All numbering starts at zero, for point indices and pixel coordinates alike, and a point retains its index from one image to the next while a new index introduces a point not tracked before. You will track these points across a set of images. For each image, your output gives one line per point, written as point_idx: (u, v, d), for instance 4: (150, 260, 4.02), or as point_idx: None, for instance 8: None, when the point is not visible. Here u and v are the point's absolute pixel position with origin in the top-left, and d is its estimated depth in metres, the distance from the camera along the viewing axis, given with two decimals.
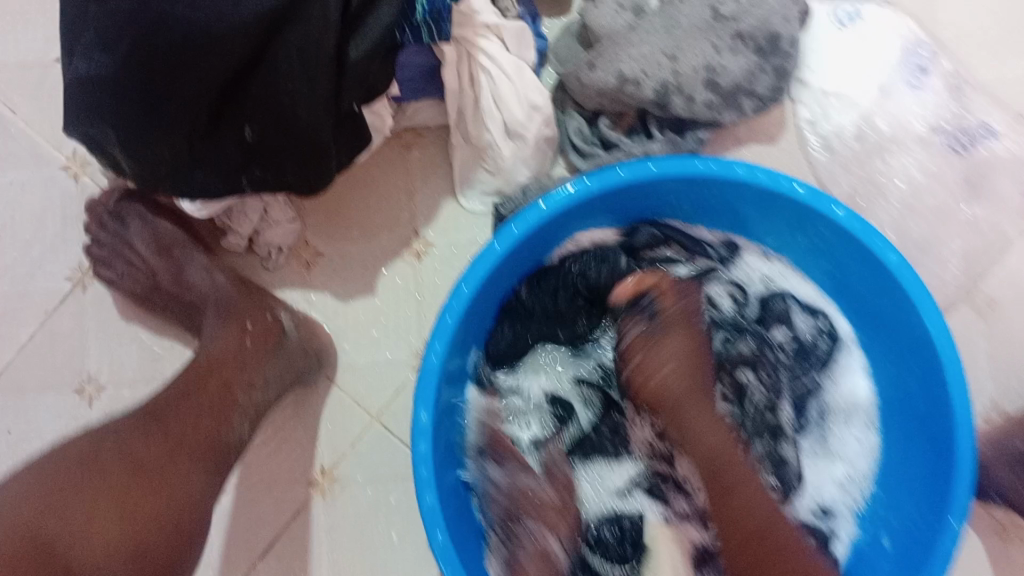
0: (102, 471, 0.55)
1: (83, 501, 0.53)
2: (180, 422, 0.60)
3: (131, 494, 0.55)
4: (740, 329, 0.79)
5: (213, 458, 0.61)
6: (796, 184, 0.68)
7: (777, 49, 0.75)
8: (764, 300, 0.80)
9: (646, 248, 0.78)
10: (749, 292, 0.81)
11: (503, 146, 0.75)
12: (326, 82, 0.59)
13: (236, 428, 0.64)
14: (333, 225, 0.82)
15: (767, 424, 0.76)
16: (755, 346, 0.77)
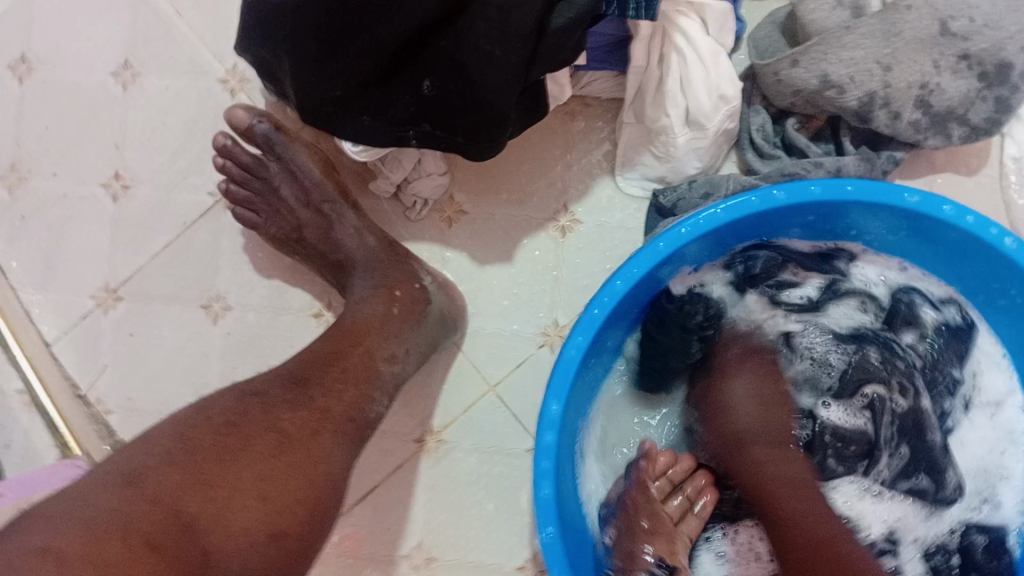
0: (249, 436, 0.54)
1: (232, 467, 0.52)
2: (326, 391, 0.59)
3: (275, 475, 0.53)
4: (863, 338, 0.73)
5: (350, 438, 0.59)
6: (1004, 235, 0.59)
7: (1004, 78, 0.66)
8: (890, 302, 0.72)
9: (762, 277, 0.73)
10: (875, 299, 0.72)
11: (679, 133, 0.70)
12: (521, 51, 0.55)
13: (376, 403, 0.62)
14: (482, 185, 0.78)
15: (903, 437, 0.70)
16: (879, 355, 0.72)
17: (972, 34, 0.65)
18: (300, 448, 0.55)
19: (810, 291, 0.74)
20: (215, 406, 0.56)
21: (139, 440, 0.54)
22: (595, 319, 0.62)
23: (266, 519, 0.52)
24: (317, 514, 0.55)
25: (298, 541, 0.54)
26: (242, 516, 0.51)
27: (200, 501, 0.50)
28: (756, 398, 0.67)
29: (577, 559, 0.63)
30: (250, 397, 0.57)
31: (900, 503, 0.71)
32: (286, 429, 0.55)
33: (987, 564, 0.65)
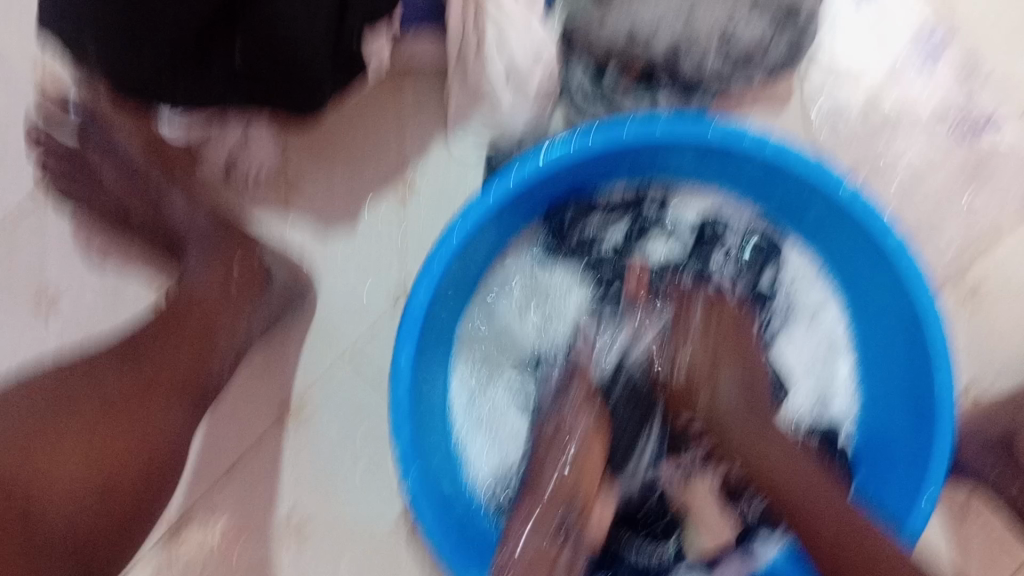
0: (72, 399, 0.54)
1: (55, 426, 0.52)
2: (158, 361, 0.59)
3: (103, 436, 0.54)
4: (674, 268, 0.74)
5: (187, 401, 0.61)
6: (805, 155, 0.64)
7: (794, 22, 0.73)
8: (698, 228, 0.75)
9: (573, 229, 0.74)
10: (683, 229, 0.75)
11: (502, 94, 0.72)
12: (327, 19, 0.57)
13: (216, 370, 0.64)
14: (318, 154, 0.77)
15: None
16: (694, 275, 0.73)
17: None
18: (126, 408, 0.56)
19: (619, 229, 0.75)
20: (36, 378, 0.56)
21: None
22: (437, 271, 0.62)
23: (92, 482, 0.52)
24: (149, 474, 0.56)
25: (129, 498, 0.55)
26: (68, 476, 0.51)
27: (22, 464, 0.50)
28: (743, 410, 0.65)
29: (441, 505, 0.63)
30: (72, 367, 0.57)
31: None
32: (111, 395, 0.56)
33: (822, 462, 0.70)
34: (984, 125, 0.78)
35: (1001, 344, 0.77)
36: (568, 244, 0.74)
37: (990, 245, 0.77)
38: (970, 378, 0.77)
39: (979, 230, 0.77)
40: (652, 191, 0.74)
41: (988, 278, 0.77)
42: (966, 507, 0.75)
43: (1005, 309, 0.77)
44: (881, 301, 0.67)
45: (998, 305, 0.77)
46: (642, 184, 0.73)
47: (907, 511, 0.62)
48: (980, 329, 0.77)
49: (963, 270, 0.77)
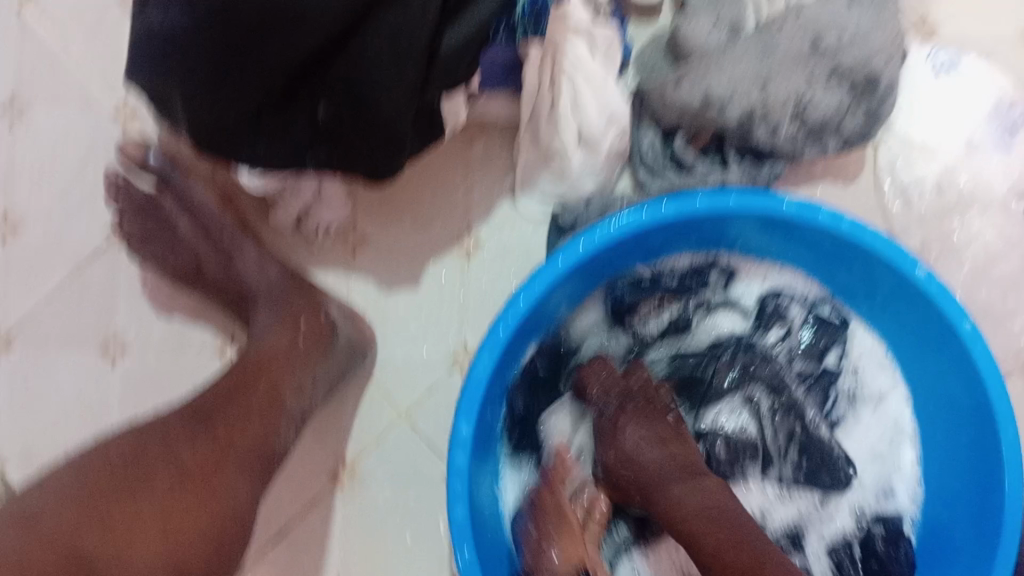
0: (152, 471, 0.57)
1: (140, 499, 0.56)
2: (228, 422, 0.61)
3: (177, 510, 0.56)
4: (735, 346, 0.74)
5: (258, 468, 0.62)
6: (878, 235, 0.63)
7: (872, 90, 0.72)
8: (761, 304, 0.74)
9: (631, 309, 0.74)
10: (745, 305, 0.75)
11: (573, 155, 0.72)
12: (413, 75, 0.57)
13: (283, 434, 0.64)
14: (384, 211, 0.78)
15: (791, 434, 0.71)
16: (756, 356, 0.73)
17: (840, 48, 0.70)
18: (201, 484, 0.58)
19: (680, 303, 0.74)
20: (112, 448, 0.59)
21: (33, 487, 0.56)
22: (500, 339, 0.63)
23: (167, 557, 0.55)
24: (222, 545, 0.58)
25: (203, 562, 0.57)
26: (143, 551, 0.54)
27: (96, 541, 0.53)
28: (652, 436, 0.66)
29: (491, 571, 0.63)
30: (150, 433, 0.60)
31: (802, 501, 0.71)
32: (185, 462, 0.58)
33: (884, 552, 0.68)
34: None
35: None
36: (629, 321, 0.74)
37: None
38: None
39: None
40: (715, 267, 0.73)
41: None
42: None
43: None
44: (950, 383, 0.66)
45: None
46: (705, 261, 0.73)
47: None
48: None
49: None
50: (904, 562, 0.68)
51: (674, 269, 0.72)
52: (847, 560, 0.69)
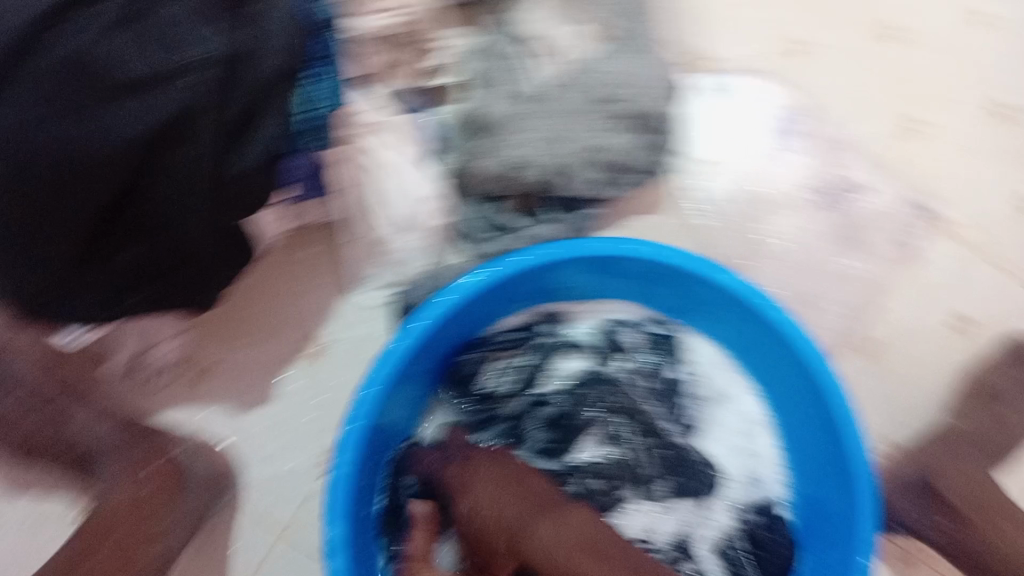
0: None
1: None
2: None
3: None
4: (583, 382, 0.76)
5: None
6: (684, 254, 0.66)
7: (649, 127, 0.76)
8: (595, 337, 0.76)
9: (473, 378, 0.74)
10: (581, 341, 0.76)
11: (392, 240, 0.75)
12: (205, 203, 0.57)
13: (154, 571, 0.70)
14: (219, 336, 0.77)
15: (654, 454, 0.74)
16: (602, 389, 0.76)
17: (614, 97, 0.73)
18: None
19: (518, 356, 0.75)
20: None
21: None
22: (354, 436, 0.62)
23: None
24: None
25: None
26: None
27: None
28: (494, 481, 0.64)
29: None
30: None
31: (681, 510, 0.74)
32: None
33: (762, 538, 0.72)
34: (847, 190, 0.82)
35: (904, 389, 0.84)
36: (473, 390, 0.74)
37: (874, 304, 0.83)
38: (885, 425, 0.84)
39: (860, 289, 0.83)
40: (541, 317, 0.75)
41: (878, 335, 0.84)
42: (905, 547, 0.83)
43: (902, 358, 0.84)
44: (784, 371, 0.69)
45: (892, 356, 0.84)
46: (534, 312, 0.74)
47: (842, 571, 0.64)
48: (885, 378, 0.84)
49: (855, 331, 0.83)
50: (784, 545, 0.71)
51: (503, 329, 0.74)
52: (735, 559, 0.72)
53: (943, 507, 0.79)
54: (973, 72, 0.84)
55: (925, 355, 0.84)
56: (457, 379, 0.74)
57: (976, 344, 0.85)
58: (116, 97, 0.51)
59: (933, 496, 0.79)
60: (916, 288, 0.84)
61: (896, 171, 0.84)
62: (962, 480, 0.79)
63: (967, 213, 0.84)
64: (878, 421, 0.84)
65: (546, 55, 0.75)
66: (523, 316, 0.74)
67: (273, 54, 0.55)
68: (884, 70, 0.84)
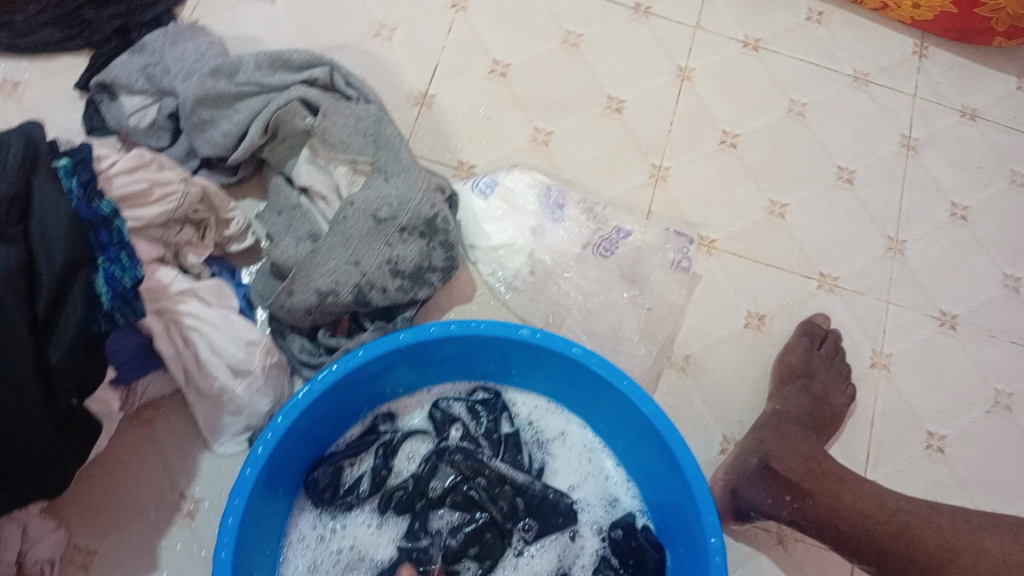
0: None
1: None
2: None
3: None
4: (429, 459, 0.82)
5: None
6: (481, 323, 0.77)
7: (436, 228, 0.88)
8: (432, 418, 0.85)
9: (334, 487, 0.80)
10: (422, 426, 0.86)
11: (236, 385, 0.82)
12: (35, 390, 0.65)
13: None
14: (99, 521, 0.82)
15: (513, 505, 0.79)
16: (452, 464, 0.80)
17: (396, 212, 0.86)
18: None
19: (366, 459, 0.83)
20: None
21: None
22: (225, 561, 0.68)
23: None
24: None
25: None
26: None
27: None
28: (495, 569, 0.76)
29: None
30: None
31: (556, 549, 0.80)
32: None
33: (632, 546, 0.78)
34: (619, 237, 0.96)
35: (729, 388, 0.93)
36: (337, 496, 0.80)
37: (676, 323, 0.95)
38: (724, 426, 0.92)
39: (661, 314, 0.94)
40: (381, 417, 0.85)
41: (691, 348, 0.94)
42: (779, 531, 0.88)
43: (716, 363, 0.94)
44: (602, 396, 0.80)
45: (709, 364, 0.93)
46: (372, 414, 0.84)
47: (702, 553, 0.72)
48: (707, 386, 0.93)
49: (670, 350, 0.93)
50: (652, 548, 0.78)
51: (348, 440, 0.83)
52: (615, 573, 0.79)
53: (784, 484, 0.81)
54: (683, 121, 1.05)
55: (736, 359, 0.94)
56: (318, 492, 0.79)
57: (774, 334, 0.96)
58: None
59: (773, 477, 0.82)
60: (707, 303, 0.96)
61: (658, 215, 1.00)
62: (797, 458, 0.83)
63: (721, 230, 1.00)
64: (715, 423, 0.91)
65: (332, 197, 0.91)
66: (365, 422, 0.84)
67: (62, 257, 0.66)
68: (614, 139, 1.03)
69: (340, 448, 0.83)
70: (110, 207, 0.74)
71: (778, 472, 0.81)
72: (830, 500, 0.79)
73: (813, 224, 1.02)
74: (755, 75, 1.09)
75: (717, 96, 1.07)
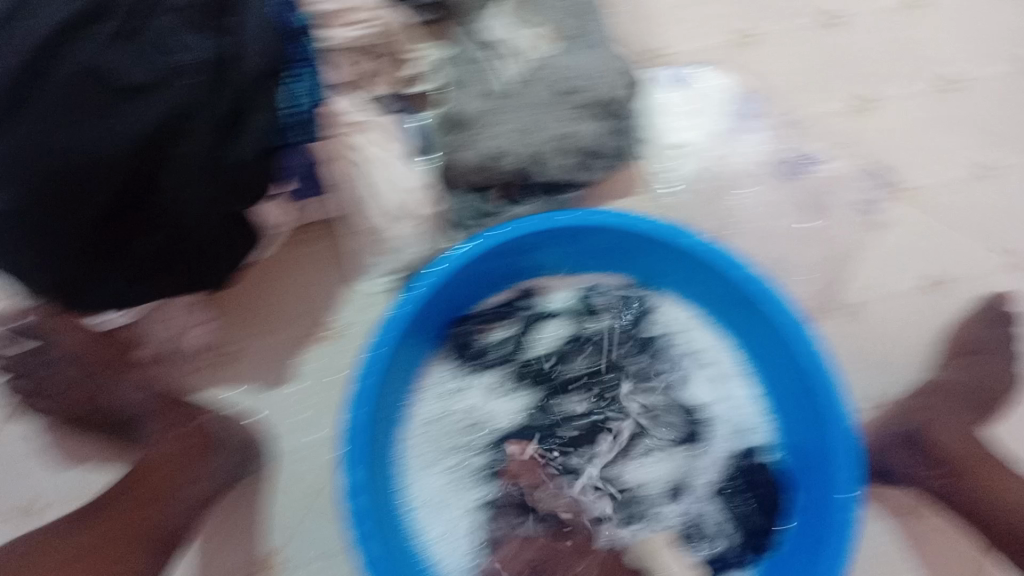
0: (39, 561, 0.71)
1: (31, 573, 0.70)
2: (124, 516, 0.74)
3: None
4: (571, 342, 0.87)
5: (140, 545, 0.73)
6: (653, 223, 0.77)
7: (614, 113, 0.85)
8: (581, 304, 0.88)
9: (470, 346, 0.85)
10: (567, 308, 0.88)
11: (389, 230, 0.83)
12: (210, 189, 0.67)
13: (172, 517, 0.76)
14: (245, 322, 0.88)
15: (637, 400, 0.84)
16: (593, 353, 0.87)
17: (574, 90, 0.83)
18: (104, 550, 0.72)
19: (507, 327, 0.86)
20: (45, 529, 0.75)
21: None
22: (368, 387, 0.71)
23: None
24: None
25: None
26: None
27: None
28: None
29: None
30: (63, 523, 0.74)
31: (677, 458, 0.84)
32: None
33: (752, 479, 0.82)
34: (803, 164, 0.90)
35: (883, 344, 0.91)
36: (474, 352, 0.85)
37: (844, 267, 0.92)
38: (869, 379, 0.90)
39: (833, 254, 0.91)
40: (528, 293, 0.87)
41: (854, 296, 0.92)
42: (900, 498, 0.87)
43: (876, 313, 0.91)
44: (751, 323, 0.80)
45: (867, 314, 0.91)
46: (517, 288, 0.86)
47: (826, 501, 0.72)
48: (863, 335, 0.91)
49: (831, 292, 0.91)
50: (772, 487, 0.81)
51: (491, 306, 0.86)
52: (730, 494, 0.82)
53: (938, 457, 0.80)
54: (901, 52, 0.97)
55: (896, 318, 0.92)
56: (460, 344, 0.85)
57: (943, 299, 0.92)
58: (114, 101, 0.62)
59: (929, 447, 0.81)
60: (883, 252, 0.93)
61: (850, 148, 0.95)
62: (955, 435, 0.82)
63: (918, 176, 0.95)
64: (862, 373, 0.90)
65: (513, 57, 0.85)
66: (512, 291, 0.86)
67: (251, 51, 0.65)
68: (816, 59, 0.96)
69: (487, 310, 0.86)
70: (301, 24, 0.77)
71: (936, 445, 0.80)
72: (981, 484, 0.79)
73: (1016, 193, 0.95)
74: (991, 14, 0.99)
75: (950, 32, 0.98)
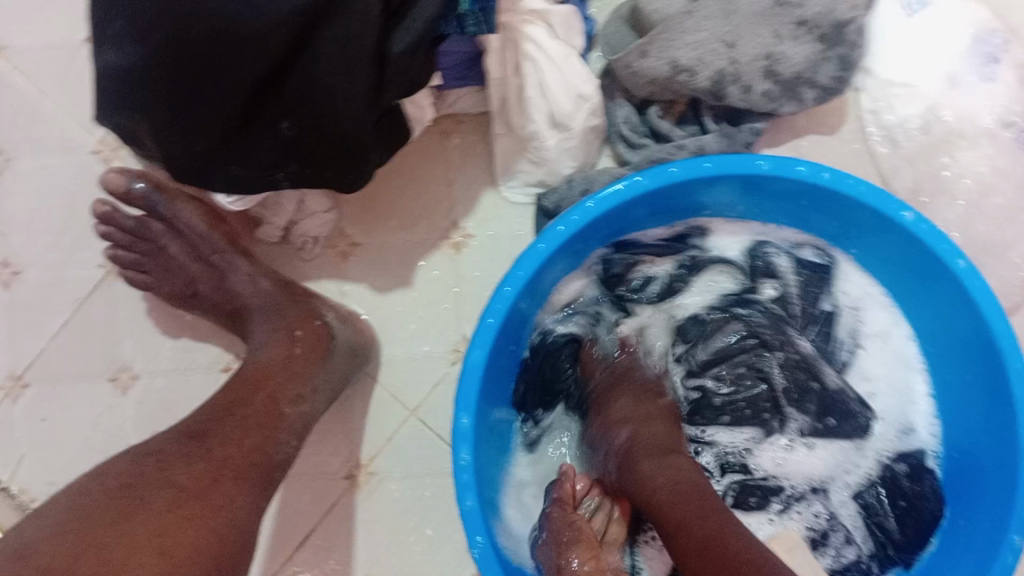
0: (145, 495, 0.55)
1: (124, 529, 0.52)
2: (222, 440, 0.60)
3: (175, 527, 0.53)
4: (731, 303, 0.77)
5: (253, 480, 0.61)
6: (859, 183, 0.62)
7: (842, 37, 0.69)
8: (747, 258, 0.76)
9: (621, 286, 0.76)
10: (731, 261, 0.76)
11: (548, 136, 0.71)
12: (367, 79, 0.56)
13: (281, 443, 0.64)
14: (370, 212, 0.79)
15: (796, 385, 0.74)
16: (756, 318, 0.76)
17: (802, 0, 0.67)
18: (197, 498, 0.56)
19: (665, 272, 0.76)
20: (110, 474, 0.57)
21: (34, 518, 0.53)
22: (491, 328, 0.62)
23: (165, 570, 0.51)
24: (227, 555, 0.55)
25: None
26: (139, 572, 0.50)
27: (133, 526, 0.52)
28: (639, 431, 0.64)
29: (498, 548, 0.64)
30: (145, 459, 0.58)
31: (828, 453, 0.73)
32: (181, 483, 0.56)
33: (908, 488, 0.70)
34: None
35: None
36: (625, 292, 0.76)
37: None
38: None
39: None
40: (692, 235, 0.74)
41: None
42: None
43: None
44: (951, 316, 0.65)
45: None
46: (688, 226, 0.73)
47: (993, 543, 0.61)
48: None
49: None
50: (931, 498, 0.69)
51: (652, 239, 0.73)
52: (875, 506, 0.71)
53: None
54: None
55: None
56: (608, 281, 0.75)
57: None
58: None
59: None
60: None
61: None
62: None
63: None
64: None
65: None
66: (675, 227, 0.73)
67: None
68: None
69: (647, 245, 0.74)
70: None
71: None
72: None
73: None
74: None
75: None
